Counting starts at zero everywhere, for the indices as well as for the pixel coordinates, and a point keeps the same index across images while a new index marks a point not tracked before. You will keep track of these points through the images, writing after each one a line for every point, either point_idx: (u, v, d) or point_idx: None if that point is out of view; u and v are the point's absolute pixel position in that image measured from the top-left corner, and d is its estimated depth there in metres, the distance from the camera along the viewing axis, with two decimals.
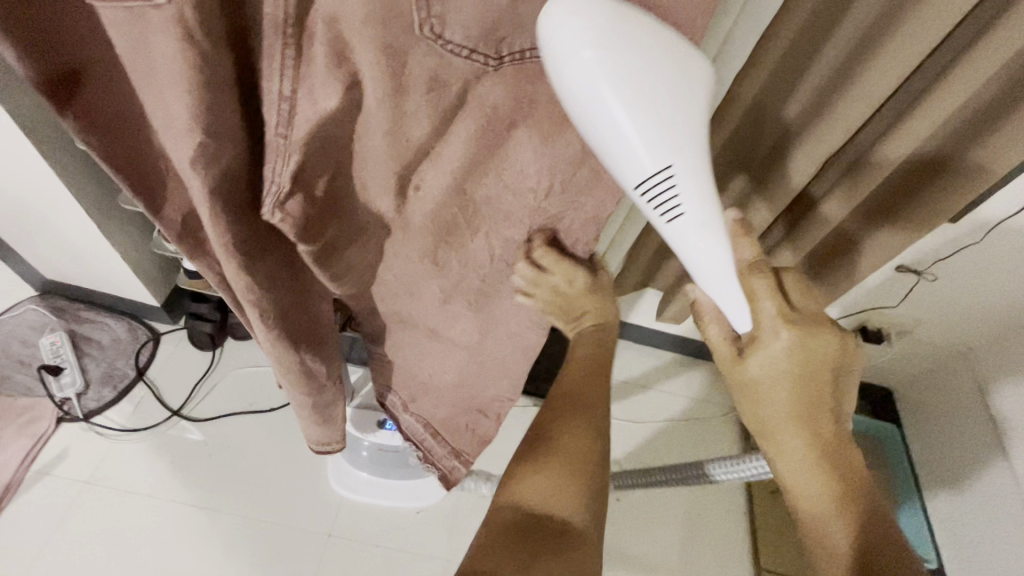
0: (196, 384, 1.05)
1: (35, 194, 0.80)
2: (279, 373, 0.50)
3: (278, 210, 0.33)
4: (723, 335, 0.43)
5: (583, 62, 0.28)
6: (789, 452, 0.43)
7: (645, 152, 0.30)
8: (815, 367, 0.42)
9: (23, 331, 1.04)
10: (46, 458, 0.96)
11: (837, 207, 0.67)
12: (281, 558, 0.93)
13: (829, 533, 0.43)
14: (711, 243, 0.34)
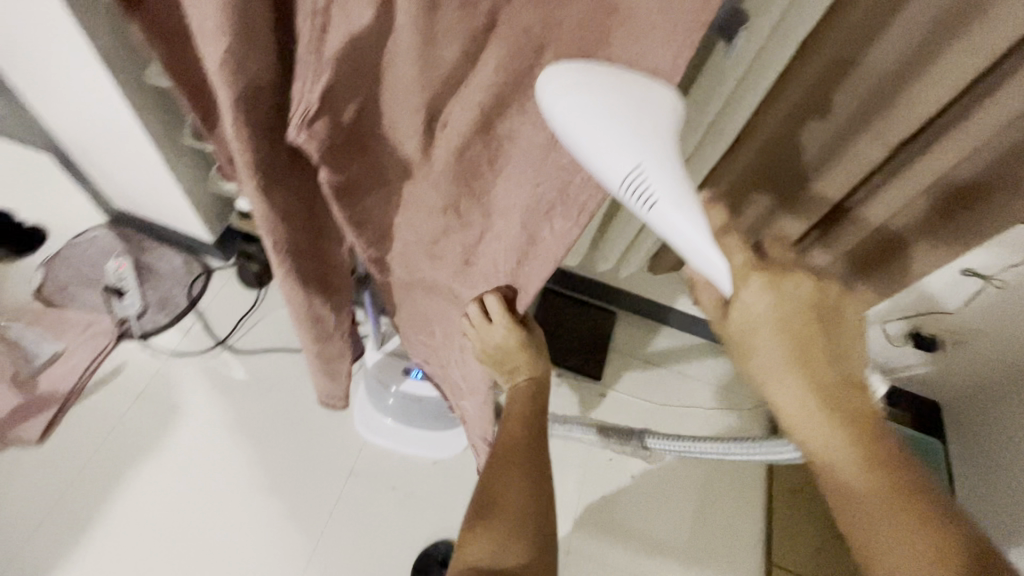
0: (241, 319, 1.12)
1: (108, 124, 0.85)
2: (290, 307, 0.53)
3: (304, 130, 0.35)
4: (714, 303, 0.42)
5: (563, 108, 0.31)
6: (795, 413, 0.42)
7: (616, 151, 0.31)
8: (803, 318, 0.41)
9: (92, 253, 1.12)
10: (105, 369, 1.04)
11: (877, 211, 0.67)
12: (306, 490, 0.99)
13: (849, 487, 0.41)
14: (695, 235, 0.32)
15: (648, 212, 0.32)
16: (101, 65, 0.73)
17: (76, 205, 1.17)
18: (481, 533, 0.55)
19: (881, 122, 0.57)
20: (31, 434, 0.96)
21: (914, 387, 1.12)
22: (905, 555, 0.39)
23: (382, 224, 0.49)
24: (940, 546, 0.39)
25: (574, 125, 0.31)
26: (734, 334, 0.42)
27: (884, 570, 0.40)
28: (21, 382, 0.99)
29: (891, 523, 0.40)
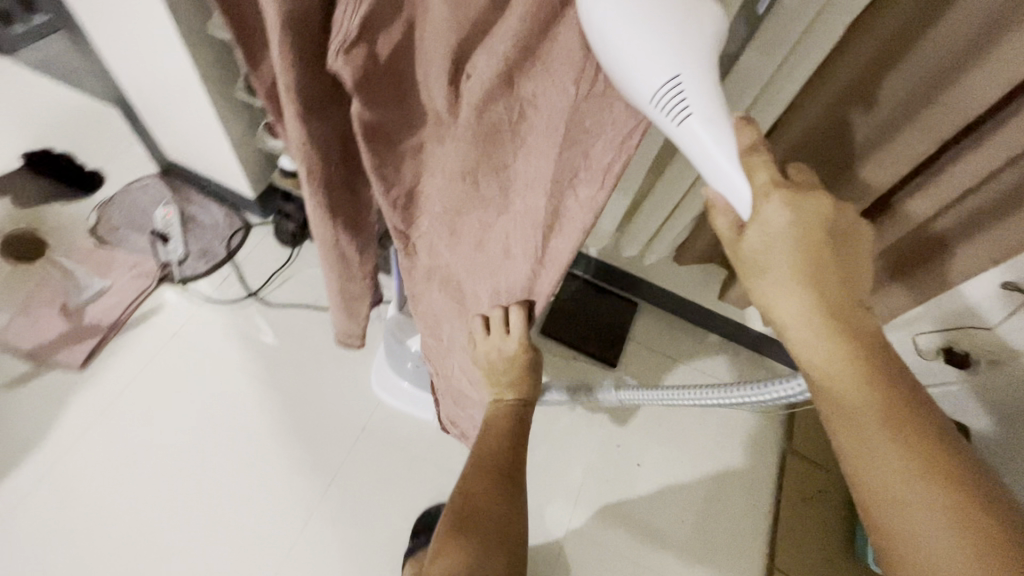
0: (274, 273, 1.17)
1: (169, 74, 0.90)
2: (321, 239, 0.57)
3: (342, 55, 0.36)
4: (729, 224, 0.40)
5: (605, 8, 0.29)
6: (796, 326, 0.40)
7: (655, 62, 0.30)
8: (817, 235, 0.38)
9: (143, 200, 1.19)
10: (145, 308, 1.10)
11: (920, 208, 0.66)
12: (319, 441, 1.02)
13: (843, 400, 0.39)
14: (718, 151, 0.33)
15: (677, 125, 0.32)
16: (169, 14, 0.77)
17: (134, 154, 1.24)
18: (460, 539, 0.55)
19: (914, 131, 0.57)
20: (75, 359, 1.03)
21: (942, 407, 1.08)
22: (894, 467, 0.38)
23: (409, 182, 0.51)
24: (933, 461, 0.37)
25: (613, 25, 0.29)
26: (746, 254, 0.39)
27: (871, 482, 0.39)
28: (70, 311, 1.07)
29: (883, 437, 0.38)
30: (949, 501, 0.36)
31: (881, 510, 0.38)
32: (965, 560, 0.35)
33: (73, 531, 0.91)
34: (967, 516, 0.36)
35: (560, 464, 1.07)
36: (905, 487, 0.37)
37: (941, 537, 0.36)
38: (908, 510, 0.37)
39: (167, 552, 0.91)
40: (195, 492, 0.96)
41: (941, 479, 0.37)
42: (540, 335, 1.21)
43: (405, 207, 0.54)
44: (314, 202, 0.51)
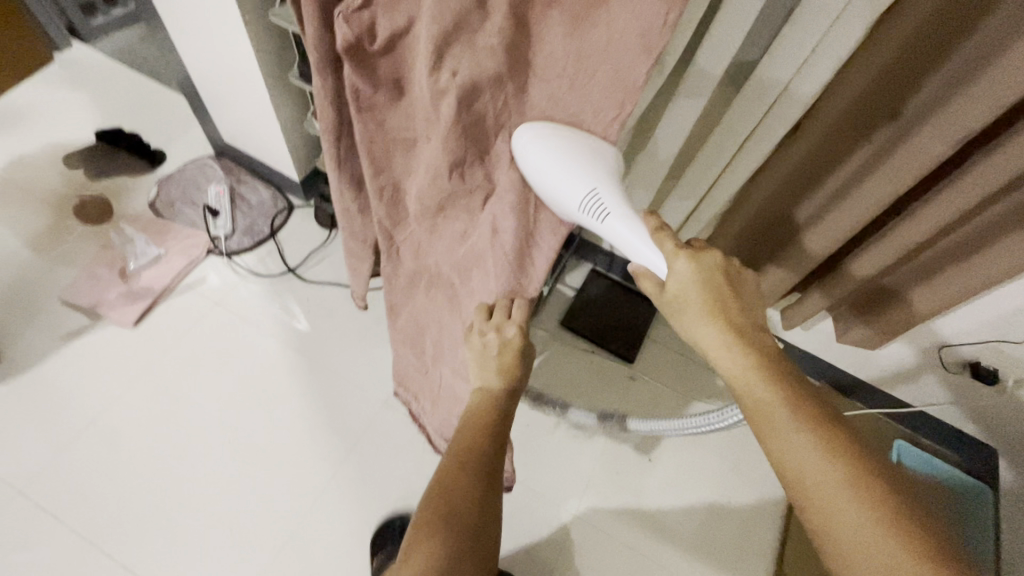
0: (311, 252, 1.24)
1: (231, 60, 0.99)
2: (335, 189, 0.66)
3: (343, 17, 0.44)
4: (653, 284, 0.50)
5: (533, 158, 0.46)
6: (713, 345, 0.48)
7: (574, 186, 0.46)
8: (715, 282, 0.49)
9: (200, 178, 1.29)
10: (193, 276, 1.19)
11: (867, 267, 0.73)
12: (341, 411, 1.08)
13: (759, 401, 0.45)
14: (633, 237, 0.48)
15: (601, 221, 0.47)
16: (238, 7, 0.86)
17: (195, 138, 1.35)
18: (431, 542, 0.50)
19: (842, 213, 0.68)
20: (128, 317, 1.12)
21: (971, 432, 1.04)
22: (808, 457, 0.43)
23: (396, 174, 0.58)
24: (838, 446, 0.43)
25: (541, 168, 0.46)
26: (668, 299, 0.50)
27: (792, 474, 0.43)
28: (126, 277, 1.16)
29: (795, 429, 0.43)
30: (854, 480, 0.41)
31: (807, 501, 0.43)
32: (873, 529, 0.40)
33: (115, 473, 0.98)
34: (869, 491, 0.41)
35: (570, 452, 1.09)
36: (818, 473, 0.42)
37: (853, 514, 0.41)
38: (823, 493, 0.42)
39: (195, 505, 0.97)
40: (228, 450, 1.02)
41: (846, 462, 0.42)
42: (560, 328, 1.24)
43: (391, 200, 0.61)
44: (329, 150, 0.60)
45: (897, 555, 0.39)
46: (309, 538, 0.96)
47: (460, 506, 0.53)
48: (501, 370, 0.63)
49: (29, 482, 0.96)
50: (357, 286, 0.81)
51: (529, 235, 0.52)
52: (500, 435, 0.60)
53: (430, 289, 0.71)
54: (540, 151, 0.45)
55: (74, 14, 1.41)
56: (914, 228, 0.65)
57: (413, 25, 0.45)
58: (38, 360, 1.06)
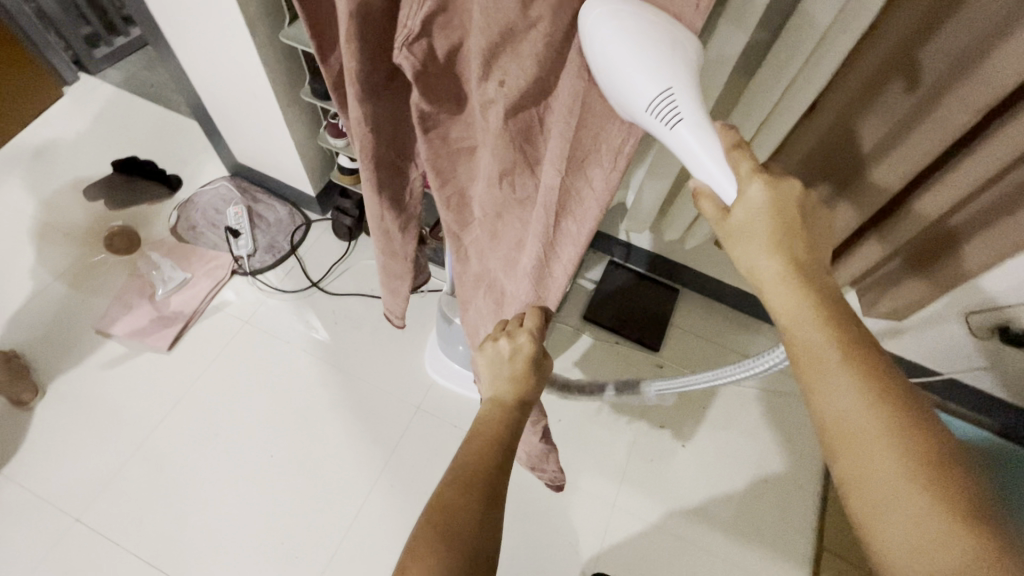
0: (334, 265, 1.26)
1: (244, 83, 1.00)
2: (374, 211, 0.67)
3: (406, 49, 0.44)
4: (715, 207, 0.44)
5: (605, 38, 0.37)
6: (767, 282, 0.44)
7: (645, 81, 0.37)
8: (789, 213, 0.43)
9: (217, 200, 1.31)
10: (221, 297, 1.21)
11: (933, 207, 0.70)
12: (379, 416, 1.10)
13: (809, 344, 0.42)
14: (706, 155, 0.40)
15: (670, 129, 0.39)
16: (249, 31, 0.87)
17: (210, 162, 1.37)
18: (438, 555, 0.44)
19: (912, 139, 0.63)
20: (162, 341, 1.14)
21: (999, 391, 1.05)
22: (855, 406, 0.39)
23: (461, 183, 0.59)
24: (889, 399, 0.39)
25: (612, 53, 0.37)
26: (730, 228, 0.44)
27: (833, 421, 0.40)
28: (157, 302, 1.19)
29: (847, 380, 0.40)
30: (902, 437, 0.38)
31: (842, 449, 0.40)
32: (916, 490, 0.37)
33: (165, 494, 1.01)
34: (917, 448, 0.37)
35: (606, 443, 1.11)
36: (864, 423, 0.39)
37: (897, 472, 0.37)
38: (865, 445, 0.39)
39: (242, 520, 0.99)
40: (272, 462, 1.04)
41: (898, 415, 0.38)
42: (584, 322, 1.25)
43: (458, 206, 0.62)
44: (368, 178, 0.61)
45: (939, 521, 0.36)
46: (357, 542, 0.98)
47: (464, 513, 0.48)
48: (512, 377, 0.64)
49: (85, 509, 0.99)
50: (393, 304, 0.83)
51: (550, 246, 0.54)
52: (510, 445, 0.57)
53: (478, 291, 0.73)
54: (614, 28, 0.36)
55: (79, 47, 1.44)
56: (985, 160, 0.62)
57: (466, 40, 0.45)
58: (78, 392, 1.09)
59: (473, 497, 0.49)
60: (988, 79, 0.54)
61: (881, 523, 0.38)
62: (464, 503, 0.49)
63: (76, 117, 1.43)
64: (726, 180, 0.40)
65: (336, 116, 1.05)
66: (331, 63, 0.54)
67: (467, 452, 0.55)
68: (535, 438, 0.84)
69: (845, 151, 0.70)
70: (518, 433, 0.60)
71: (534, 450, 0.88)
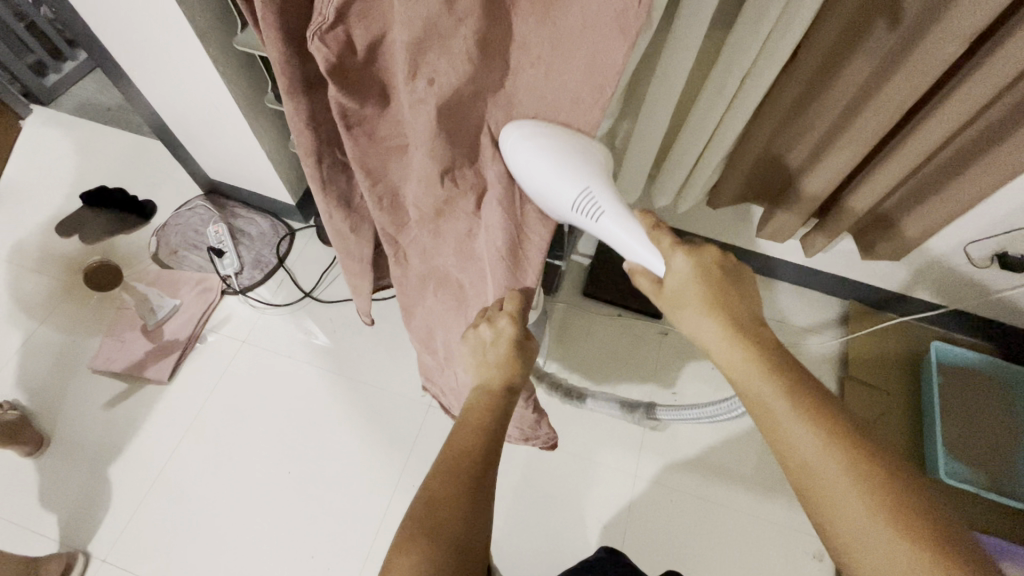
0: (324, 272, 1.24)
1: (201, 97, 0.96)
2: (323, 206, 0.64)
3: (318, 39, 0.41)
4: (651, 281, 0.50)
5: (523, 160, 0.45)
6: (711, 341, 0.48)
7: (563, 189, 0.46)
8: (714, 277, 0.48)
9: (194, 221, 1.27)
10: (216, 318, 1.19)
11: (862, 200, 0.79)
12: (391, 420, 1.09)
13: (758, 394, 0.44)
14: (630, 239, 0.47)
15: (595, 220, 0.47)
16: (201, 44, 0.83)
17: (181, 181, 1.34)
18: (418, 554, 0.43)
19: (894, 83, 0.62)
20: (162, 372, 1.12)
21: (1002, 317, 1.06)
22: (811, 450, 0.41)
23: (393, 182, 0.57)
24: (841, 438, 0.41)
25: (531, 169, 0.45)
26: (669, 297, 0.49)
27: (797, 466, 0.42)
28: (150, 332, 1.16)
29: (801, 426, 0.42)
30: (860, 474, 0.40)
31: (814, 491, 0.41)
32: (885, 528, 0.38)
33: (182, 524, 1.00)
34: (877, 483, 0.39)
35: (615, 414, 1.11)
36: (823, 465, 0.41)
37: (862, 508, 0.39)
38: (829, 486, 0.40)
39: (259, 541, 0.99)
40: (289, 480, 1.04)
41: (851, 454, 0.40)
42: (582, 298, 1.24)
43: (392, 205, 0.59)
44: (313, 174, 0.59)
45: (910, 550, 0.37)
46: (383, 550, 0.98)
47: (447, 507, 0.47)
48: (499, 362, 0.60)
49: (111, 548, 0.98)
50: (359, 304, 0.80)
51: (518, 228, 0.53)
52: (499, 435, 0.55)
53: (442, 293, 0.70)
54: (527, 150, 0.44)
55: (28, 78, 1.38)
56: (947, 116, 0.62)
57: (391, 32, 0.42)
58: (87, 434, 1.07)
59: (454, 494, 0.48)
60: (958, 23, 0.54)
61: (863, 560, 0.39)
62: (443, 500, 0.47)
63: (38, 153, 1.37)
64: (649, 254, 0.46)
65: None
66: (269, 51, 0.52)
67: (453, 445, 0.53)
68: (528, 410, 0.84)
69: (829, 75, 0.68)
70: (506, 419, 0.58)
71: (525, 419, 0.87)
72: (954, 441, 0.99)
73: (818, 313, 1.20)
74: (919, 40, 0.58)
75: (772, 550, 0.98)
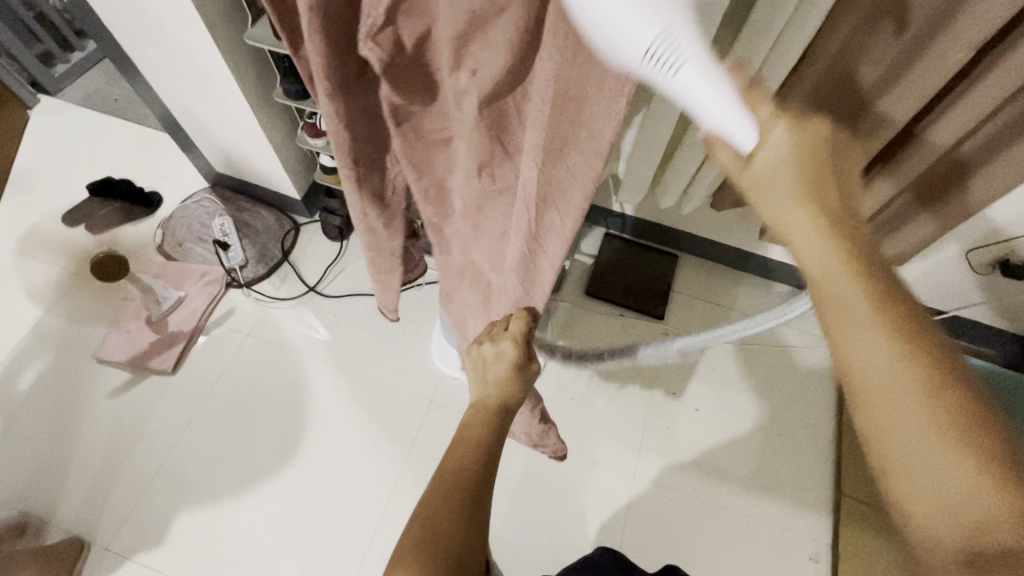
0: (329, 267, 1.25)
1: (211, 91, 0.97)
2: (358, 208, 0.64)
3: (370, 41, 0.41)
4: (731, 155, 0.40)
5: None
6: (795, 227, 0.39)
7: (640, 26, 0.30)
8: (813, 156, 0.40)
9: (200, 213, 1.28)
10: (219, 312, 1.20)
11: (943, 135, 0.68)
12: (393, 414, 1.10)
13: (838, 292, 0.36)
14: (713, 95, 0.35)
15: (673, 75, 0.33)
16: (212, 37, 0.84)
17: (188, 173, 1.34)
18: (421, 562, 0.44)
19: (899, 91, 0.63)
20: (167, 363, 1.12)
21: (1001, 322, 1.07)
22: (887, 360, 0.35)
23: (439, 175, 0.57)
24: (923, 351, 0.34)
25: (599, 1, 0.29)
26: (751, 182, 0.41)
27: (858, 373, 0.36)
28: (154, 323, 1.17)
29: (882, 332, 0.35)
30: (935, 392, 0.33)
31: (867, 402, 0.35)
32: (957, 454, 0.32)
33: (182, 514, 1.01)
34: (950, 401, 0.33)
35: (616, 412, 1.12)
36: (894, 377, 0.34)
37: (926, 427, 0.33)
38: (894, 399, 0.34)
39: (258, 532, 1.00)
40: (288, 471, 1.04)
41: (926, 365, 0.34)
42: (585, 296, 1.24)
43: (436, 196, 0.60)
44: (348, 174, 0.58)
45: (966, 469, 0.32)
46: (381, 543, 0.99)
47: (446, 515, 0.48)
48: (498, 380, 0.66)
49: (112, 538, 0.99)
50: (384, 298, 0.82)
51: (534, 240, 0.52)
52: (494, 449, 0.58)
53: (463, 282, 0.72)
54: None
55: (35, 68, 1.39)
56: (974, 104, 0.63)
57: (437, 26, 0.41)
58: (93, 423, 1.08)
59: (453, 505, 0.49)
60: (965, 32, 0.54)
61: (904, 476, 0.34)
62: (443, 512, 0.48)
63: (46, 143, 1.38)
64: (739, 119, 0.37)
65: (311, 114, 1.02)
66: (303, 57, 0.50)
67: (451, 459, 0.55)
68: (534, 419, 0.85)
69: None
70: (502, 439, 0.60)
71: (533, 428, 0.88)
72: None
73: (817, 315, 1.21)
74: (925, 47, 0.58)
75: (770, 552, 0.99)
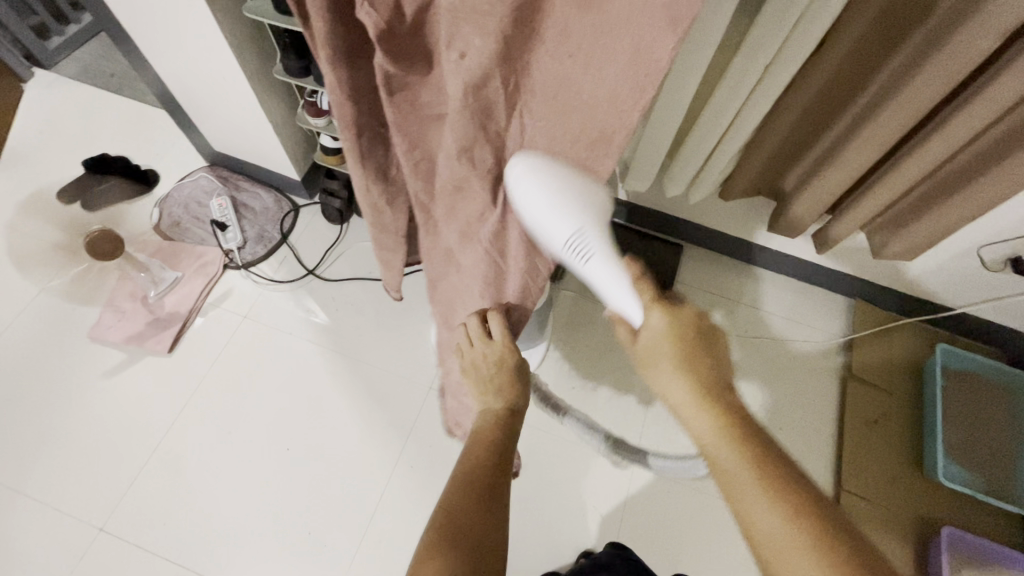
0: (328, 250, 1.23)
1: (208, 68, 0.94)
2: (361, 187, 0.62)
3: (367, 4, 0.40)
4: (627, 329, 0.57)
5: (524, 193, 0.45)
6: (681, 400, 0.52)
7: (559, 227, 0.46)
8: (686, 335, 0.54)
9: (198, 193, 1.26)
10: (216, 293, 1.18)
11: (847, 227, 0.88)
12: (390, 401, 1.08)
13: (724, 464, 0.47)
14: (611, 283, 0.50)
15: (584, 261, 0.48)
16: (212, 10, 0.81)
17: (185, 151, 1.32)
18: (441, 559, 0.44)
19: (892, 110, 0.66)
20: (161, 345, 1.11)
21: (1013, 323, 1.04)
22: (772, 523, 0.43)
23: (433, 148, 0.53)
24: (803, 512, 0.42)
25: (532, 204, 0.45)
26: (644, 351, 0.56)
27: (757, 533, 0.44)
28: (151, 304, 1.15)
29: (760, 496, 0.44)
30: (819, 543, 0.41)
31: (776, 566, 0.42)
32: None
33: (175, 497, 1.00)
34: (833, 551, 0.40)
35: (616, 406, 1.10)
36: (779, 531, 0.42)
37: None
38: (783, 552, 0.42)
39: (254, 520, 0.99)
40: (285, 458, 1.03)
41: (803, 521, 0.42)
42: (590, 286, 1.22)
43: (426, 171, 0.56)
44: (350, 147, 0.56)
45: None
46: (377, 529, 0.98)
47: (464, 516, 0.49)
48: (498, 382, 0.68)
49: (107, 518, 0.98)
50: (390, 279, 0.78)
51: None
52: (503, 453, 0.60)
53: (449, 266, 0.68)
54: (531, 187, 0.44)
55: (30, 40, 1.36)
56: (943, 141, 0.68)
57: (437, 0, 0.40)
58: (87, 403, 1.07)
59: (470, 501, 0.51)
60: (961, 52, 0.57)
61: None
62: (464, 508, 0.50)
63: (41, 117, 1.35)
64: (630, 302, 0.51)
65: (312, 95, 0.99)
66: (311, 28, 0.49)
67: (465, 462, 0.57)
68: None
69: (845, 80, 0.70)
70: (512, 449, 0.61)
71: None
72: (955, 444, 0.99)
73: (827, 310, 1.18)
74: (909, 78, 0.62)
75: None
